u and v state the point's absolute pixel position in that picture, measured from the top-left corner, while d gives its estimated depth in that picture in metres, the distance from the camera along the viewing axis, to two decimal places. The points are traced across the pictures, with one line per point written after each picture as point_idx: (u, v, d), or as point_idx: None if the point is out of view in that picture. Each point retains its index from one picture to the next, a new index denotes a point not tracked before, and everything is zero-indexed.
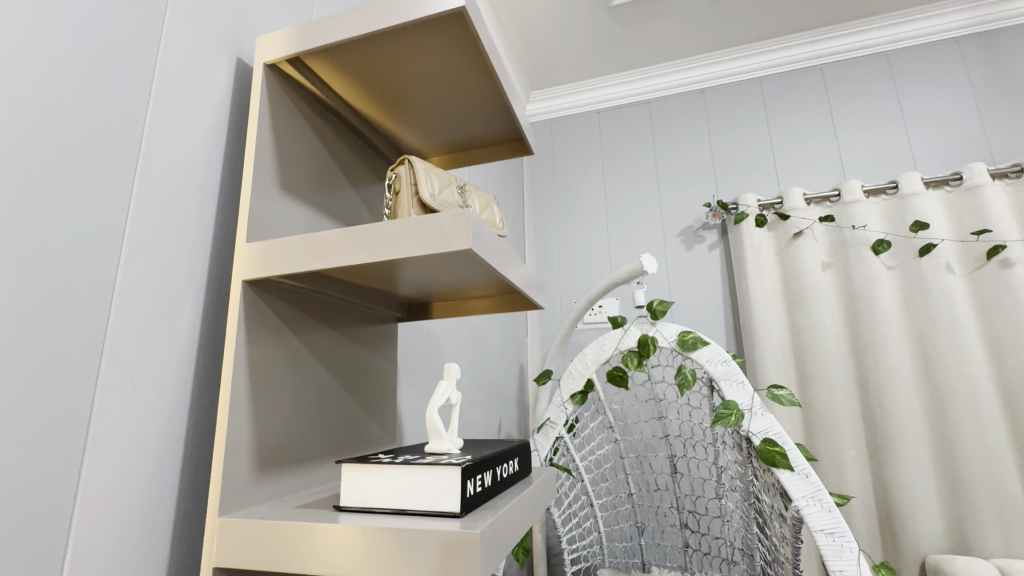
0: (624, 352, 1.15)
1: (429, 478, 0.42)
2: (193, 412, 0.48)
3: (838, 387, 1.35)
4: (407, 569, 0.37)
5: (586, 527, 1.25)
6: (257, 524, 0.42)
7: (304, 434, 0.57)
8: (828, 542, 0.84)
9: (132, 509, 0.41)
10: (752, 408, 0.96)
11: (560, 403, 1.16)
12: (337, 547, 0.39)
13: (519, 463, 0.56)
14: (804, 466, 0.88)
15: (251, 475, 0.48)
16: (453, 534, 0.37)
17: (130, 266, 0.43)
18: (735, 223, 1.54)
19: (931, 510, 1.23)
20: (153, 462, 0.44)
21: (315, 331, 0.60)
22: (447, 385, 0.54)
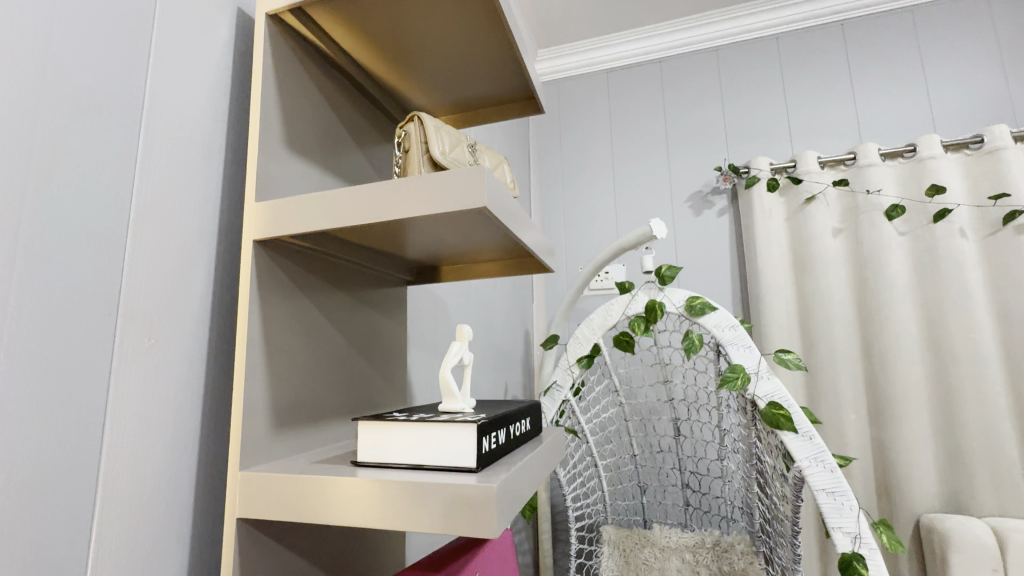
0: (631, 317, 1.15)
1: (445, 434, 0.43)
2: (210, 371, 0.49)
3: (843, 353, 1.36)
4: (424, 520, 0.38)
5: (590, 487, 1.28)
6: (277, 477, 0.43)
7: (318, 393, 0.58)
8: (829, 500, 0.85)
9: (157, 462, 0.42)
10: (758, 372, 0.97)
11: (567, 367, 1.17)
12: (356, 499, 0.40)
13: (531, 423, 0.56)
14: (808, 428, 0.89)
15: (269, 431, 0.49)
16: (468, 487, 0.38)
17: (140, 225, 0.42)
18: (745, 188, 1.51)
19: (928, 472, 1.26)
20: (175, 420, 0.44)
21: (326, 292, 0.60)
22: (459, 347, 0.55)
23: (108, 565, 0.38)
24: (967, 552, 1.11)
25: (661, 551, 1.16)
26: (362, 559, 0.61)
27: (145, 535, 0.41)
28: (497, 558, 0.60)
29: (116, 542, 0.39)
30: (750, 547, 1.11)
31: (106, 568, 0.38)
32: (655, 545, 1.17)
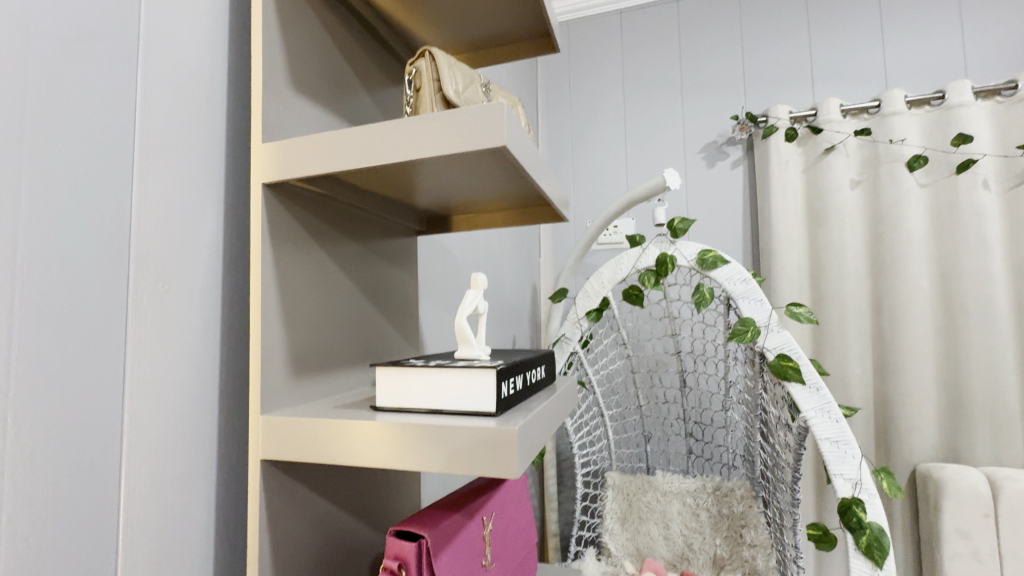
0: (641, 271, 1.14)
1: (464, 380, 0.43)
2: (226, 317, 0.48)
3: (852, 308, 1.36)
4: (444, 462, 0.39)
5: (595, 435, 1.32)
6: (298, 420, 0.44)
7: (333, 340, 0.58)
8: (832, 449, 0.87)
9: (180, 408, 0.43)
10: (769, 325, 0.97)
11: (575, 320, 1.17)
12: (376, 441, 0.41)
13: (546, 371, 0.57)
14: (816, 380, 0.90)
15: (287, 378, 0.49)
16: (488, 430, 0.38)
17: (146, 167, 0.41)
18: (762, 137, 1.45)
19: (928, 424, 1.28)
20: (195, 365, 0.45)
21: (337, 240, 0.59)
22: (474, 295, 0.54)
23: (140, 503, 0.40)
24: (959, 499, 1.15)
25: (663, 495, 1.20)
26: (382, 498, 0.64)
27: (172, 475, 0.42)
28: (513, 498, 0.62)
29: (147, 482, 0.40)
30: (750, 493, 1.15)
31: (139, 506, 0.40)
32: (658, 490, 1.21)
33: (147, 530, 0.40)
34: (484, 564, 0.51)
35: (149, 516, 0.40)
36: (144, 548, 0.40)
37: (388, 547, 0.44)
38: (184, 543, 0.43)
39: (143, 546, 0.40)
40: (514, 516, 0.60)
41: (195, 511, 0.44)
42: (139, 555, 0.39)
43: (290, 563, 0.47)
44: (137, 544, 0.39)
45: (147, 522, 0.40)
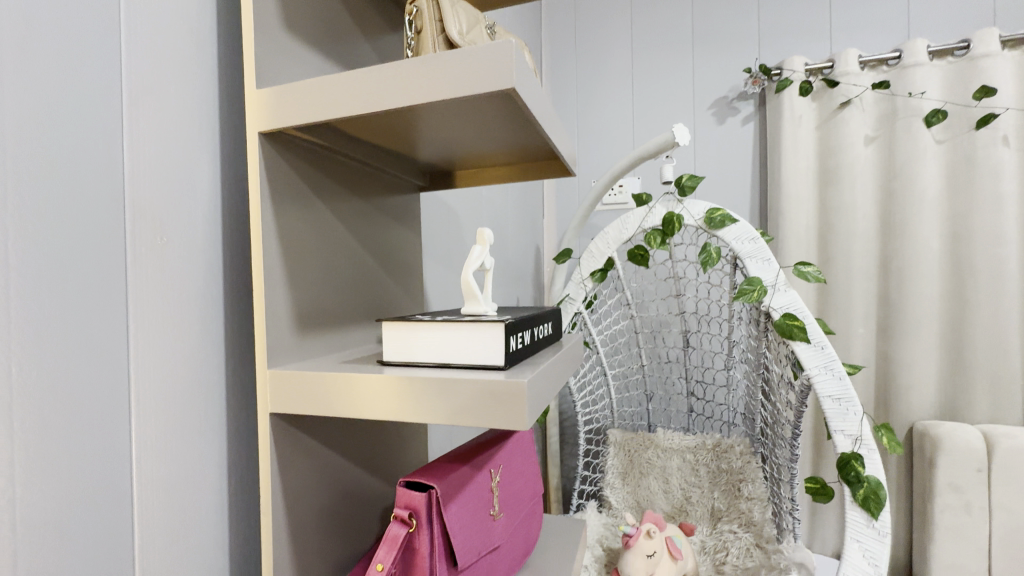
0: (647, 231, 1.13)
1: (471, 334, 0.42)
2: (229, 272, 0.48)
3: (859, 268, 1.34)
4: (452, 414, 0.39)
5: (598, 394, 1.34)
6: (305, 374, 0.43)
7: (337, 297, 0.57)
8: (833, 406, 0.87)
9: (185, 364, 0.43)
10: (775, 284, 0.96)
11: (580, 280, 1.17)
12: (384, 394, 0.41)
13: (552, 327, 0.56)
14: (821, 338, 0.90)
15: (292, 334, 0.49)
16: (496, 382, 0.38)
17: (136, 115, 0.39)
18: (776, 91, 1.39)
19: (928, 383, 1.29)
20: (200, 320, 0.44)
21: (338, 194, 0.57)
22: (480, 251, 0.53)
23: (153, 455, 0.40)
24: (954, 455, 1.18)
25: (663, 452, 1.23)
26: (390, 452, 0.65)
27: (183, 427, 0.42)
28: (520, 451, 0.63)
29: (157, 436, 0.40)
30: (749, 449, 1.17)
31: (151, 459, 0.40)
32: (658, 446, 1.24)
33: (161, 482, 0.41)
34: (493, 514, 0.52)
35: (162, 468, 0.41)
36: (159, 498, 0.40)
37: (398, 497, 0.45)
38: (198, 494, 0.44)
39: (158, 497, 0.40)
40: (521, 469, 0.61)
41: (209, 462, 0.45)
42: (155, 505, 0.40)
43: (303, 513, 0.48)
44: (152, 494, 0.40)
45: (161, 474, 0.41)
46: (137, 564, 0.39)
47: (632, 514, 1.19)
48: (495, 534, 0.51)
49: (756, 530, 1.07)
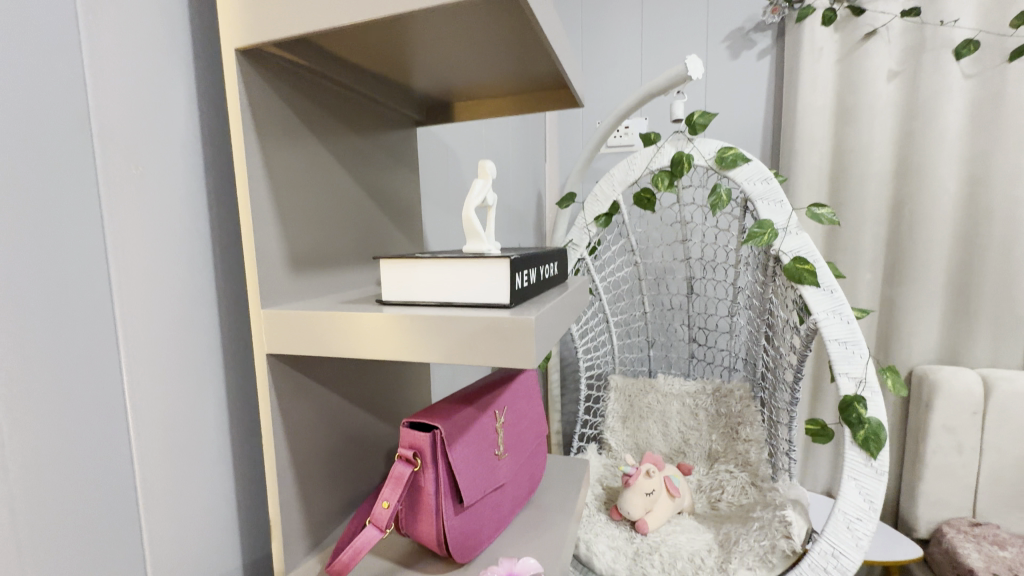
0: (655, 172, 1.08)
1: (475, 271, 0.40)
2: (214, 209, 0.45)
3: (871, 213, 1.30)
4: (456, 354, 0.37)
5: (600, 340, 1.34)
6: (301, 313, 0.41)
7: (332, 237, 0.54)
8: (839, 349, 0.87)
9: (174, 304, 0.41)
10: (787, 227, 0.93)
11: (584, 226, 1.14)
12: (385, 334, 0.39)
13: (558, 268, 0.53)
14: (831, 282, 0.88)
15: (286, 273, 0.46)
16: (502, 320, 0.36)
17: (95, 27, 0.35)
18: (796, 21, 1.29)
19: (931, 329, 1.29)
20: (186, 259, 0.42)
21: (328, 125, 0.53)
22: (482, 185, 0.50)
23: (148, 396, 0.39)
24: (951, 398, 1.19)
25: (663, 396, 1.25)
26: (393, 395, 0.64)
27: (177, 369, 0.41)
28: (524, 393, 0.62)
29: (151, 377, 0.39)
30: (749, 393, 1.18)
31: (147, 400, 0.39)
32: (659, 392, 1.25)
33: (159, 423, 0.40)
34: (498, 454, 0.52)
35: (159, 409, 0.40)
36: (159, 438, 0.40)
37: (402, 437, 0.44)
38: (199, 435, 0.43)
39: (157, 438, 0.40)
40: (526, 411, 0.61)
41: (207, 403, 0.44)
42: (155, 446, 0.39)
43: (307, 453, 0.48)
44: (151, 435, 0.39)
45: (158, 415, 0.40)
46: (142, 502, 0.38)
47: (632, 456, 1.22)
48: (500, 473, 0.51)
49: (751, 470, 1.09)
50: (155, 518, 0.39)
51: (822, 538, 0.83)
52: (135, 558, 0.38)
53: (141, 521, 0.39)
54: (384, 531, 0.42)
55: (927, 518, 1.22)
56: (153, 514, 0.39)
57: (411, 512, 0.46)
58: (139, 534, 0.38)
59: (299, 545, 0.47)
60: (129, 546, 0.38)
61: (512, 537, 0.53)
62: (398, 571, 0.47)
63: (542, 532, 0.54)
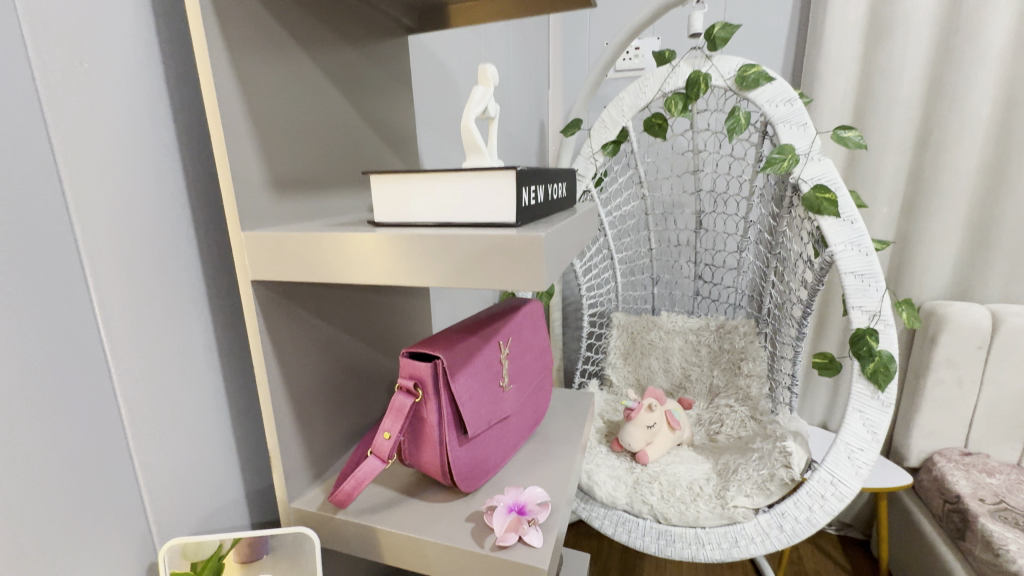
0: (668, 95, 1.00)
1: (477, 185, 0.35)
2: (178, 122, 0.41)
3: (894, 141, 1.22)
4: (458, 276, 0.34)
5: (604, 278, 1.31)
6: (286, 234, 0.37)
7: (317, 156, 0.49)
8: (855, 282, 0.83)
9: (138, 226, 0.38)
10: (809, 153, 0.87)
11: (590, 155, 1.07)
12: (378, 255, 0.35)
13: (567, 190, 0.49)
14: (852, 212, 0.84)
15: (267, 194, 0.42)
16: (509, 237, 0.32)
17: None
18: None
19: (944, 264, 1.25)
20: (150, 178, 0.38)
21: (306, 25, 0.46)
22: (483, 93, 0.45)
23: (121, 323, 0.36)
24: (958, 333, 1.17)
25: (666, 333, 1.23)
26: (392, 328, 0.62)
27: (153, 295, 0.39)
28: (530, 325, 0.59)
29: (122, 303, 0.37)
30: (754, 329, 1.17)
31: (122, 327, 0.37)
32: (662, 328, 1.24)
33: (139, 352, 0.38)
34: (503, 385, 0.50)
35: (136, 336, 0.38)
36: (141, 367, 0.38)
37: (402, 367, 0.42)
38: (184, 365, 0.42)
39: (138, 366, 0.38)
40: (531, 342, 0.58)
41: (191, 331, 0.42)
42: (136, 376, 0.37)
43: (303, 386, 0.46)
44: (131, 364, 0.37)
45: (136, 341, 0.38)
46: (130, 430, 0.37)
47: (633, 391, 1.23)
48: (505, 404, 0.49)
49: (752, 403, 1.10)
50: (146, 445, 0.38)
51: (822, 467, 0.84)
52: (130, 484, 0.37)
53: (131, 447, 0.37)
54: (386, 461, 0.41)
55: (920, 448, 1.25)
56: (143, 441, 0.38)
57: (413, 443, 0.45)
58: (131, 461, 0.37)
59: (302, 476, 0.46)
60: (122, 474, 0.37)
61: (517, 467, 0.52)
62: (403, 499, 0.46)
63: (548, 462, 0.53)
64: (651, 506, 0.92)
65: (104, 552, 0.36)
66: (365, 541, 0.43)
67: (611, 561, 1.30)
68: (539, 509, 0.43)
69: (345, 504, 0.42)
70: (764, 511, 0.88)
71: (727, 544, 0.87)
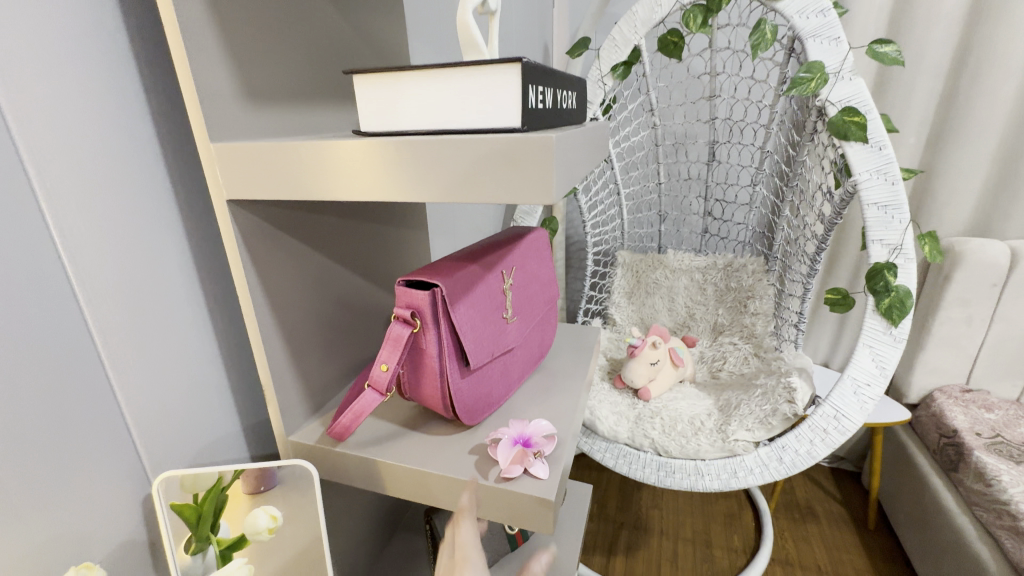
0: (686, 7, 0.90)
1: (474, 84, 0.30)
2: (127, 16, 0.35)
3: (930, 62, 1.12)
4: (457, 188, 0.30)
5: (609, 214, 1.25)
6: (261, 145, 0.33)
7: (293, 62, 0.43)
8: (877, 214, 0.79)
9: (91, 139, 0.33)
10: (840, 72, 0.79)
11: (598, 78, 0.98)
12: (366, 168, 0.31)
13: (577, 101, 0.43)
14: (881, 137, 0.77)
15: (238, 104, 0.37)
16: (516, 140, 0.28)
17: None
18: None
19: (967, 198, 1.19)
20: (98, 83, 0.33)
21: None
22: None
23: (86, 250, 0.33)
24: (973, 271, 1.14)
25: (672, 272, 1.20)
26: (387, 262, 0.58)
27: (117, 219, 0.35)
28: (535, 255, 0.56)
29: (84, 227, 0.33)
30: (763, 267, 1.13)
31: (87, 255, 0.33)
32: (668, 267, 1.20)
33: (110, 282, 0.35)
34: (506, 317, 0.47)
35: (103, 265, 0.34)
36: (113, 297, 0.35)
37: (398, 297, 0.39)
38: (161, 295, 0.39)
39: (110, 297, 0.35)
40: (536, 273, 0.55)
41: (164, 261, 0.39)
42: (108, 307, 0.35)
43: (294, 319, 0.43)
44: (100, 295, 0.34)
45: (104, 270, 0.34)
46: (108, 364, 0.35)
47: (637, 330, 1.21)
48: (509, 336, 0.47)
49: (756, 341, 1.08)
50: (128, 381, 0.36)
51: (826, 402, 0.83)
52: (115, 421, 0.36)
53: (112, 383, 0.35)
54: (385, 394, 0.39)
55: (921, 385, 1.25)
56: (124, 377, 0.36)
57: (413, 376, 0.42)
58: (114, 397, 0.35)
59: (299, 410, 0.45)
60: (104, 410, 0.35)
61: (521, 401, 0.51)
62: (404, 433, 0.45)
63: (553, 396, 0.52)
64: (652, 440, 0.93)
65: (94, 484, 0.35)
66: (367, 473, 0.42)
67: (610, 492, 1.35)
68: (546, 441, 0.42)
69: (345, 436, 0.41)
70: (765, 445, 0.89)
71: (726, 476, 0.88)
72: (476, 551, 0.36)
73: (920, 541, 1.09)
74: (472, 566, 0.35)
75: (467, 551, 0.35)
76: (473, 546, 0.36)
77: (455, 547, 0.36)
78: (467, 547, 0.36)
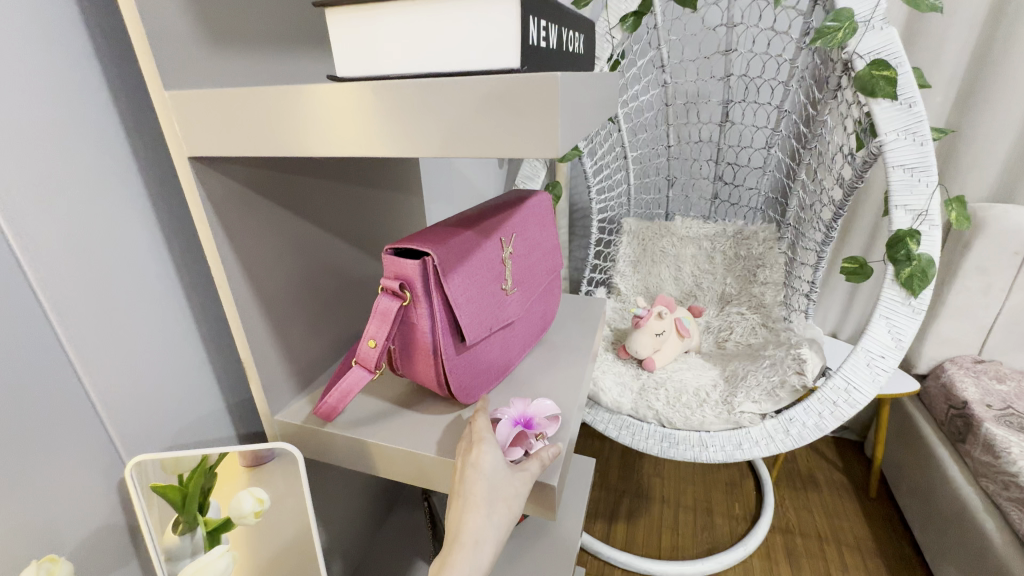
0: None
1: (464, 16, 0.26)
2: None
3: (967, 11, 1.03)
4: (445, 140, 0.26)
5: (616, 180, 1.20)
6: (223, 94, 0.29)
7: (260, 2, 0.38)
8: (902, 177, 0.74)
9: (29, 92, 0.29)
10: (871, 20, 0.72)
11: (606, 31, 0.91)
12: (341, 118, 0.27)
13: (585, 46, 0.38)
14: (912, 93, 0.71)
15: (195, 49, 0.32)
16: (515, 79, 0.24)
17: None
18: None
19: (994, 161, 1.13)
20: (31, 25, 0.29)
21: None
22: None
23: (33, 220, 0.29)
24: (995, 238, 1.09)
25: (679, 240, 1.16)
26: (377, 228, 0.55)
27: (67, 185, 0.31)
28: (537, 221, 0.52)
29: (29, 194, 0.29)
30: (775, 235, 1.08)
31: (35, 227, 0.30)
32: (676, 235, 1.16)
33: (65, 255, 0.31)
34: (506, 288, 0.43)
35: (56, 236, 0.31)
36: (66, 269, 0.31)
37: (386, 267, 0.35)
38: (126, 268, 0.35)
39: (61, 268, 0.31)
40: (538, 240, 0.51)
41: (125, 229, 0.35)
42: (64, 283, 0.31)
43: (275, 292, 0.40)
44: (54, 270, 0.31)
45: (56, 242, 0.31)
46: (69, 345, 0.32)
47: (642, 300, 1.18)
48: (509, 309, 0.44)
49: (764, 311, 1.05)
50: (94, 363, 0.33)
51: (837, 374, 0.81)
52: (80, 405, 0.33)
53: (75, 365, 0.32)
54: (374, 371, 0.36)
55: (931, 356, 1.22)
56: (89, 358, 0.33)
57: (405, 352, 0.39)
58: (79, 380, 0.33)
59: (284, 387, 0.42)
60: (63, 392, 0.32)
61: (521, 376, 0.48)
62: (396, 411, 0.42)
63: (554, 371, 0.49)
64: (657, 411, 0.91)
65: (61, 471, 0.32)
66: (358, 455, 0.39)
67: (611, 460, 1.35)
68: (549, 423, 0.39)
69: (333, 416, 0.38)
70: (771, 418, 0.87)
71: (730, 448, 0.87)
72: (490, 433, 0.36)
73: (922, 511, 1.09)
74: (488, 441, 0.36)
75: (482, 431, 0.36)
76: (487, 429, 0.37)
77: (470, 431, 0.37)
78: (482, 430, 0.36)
